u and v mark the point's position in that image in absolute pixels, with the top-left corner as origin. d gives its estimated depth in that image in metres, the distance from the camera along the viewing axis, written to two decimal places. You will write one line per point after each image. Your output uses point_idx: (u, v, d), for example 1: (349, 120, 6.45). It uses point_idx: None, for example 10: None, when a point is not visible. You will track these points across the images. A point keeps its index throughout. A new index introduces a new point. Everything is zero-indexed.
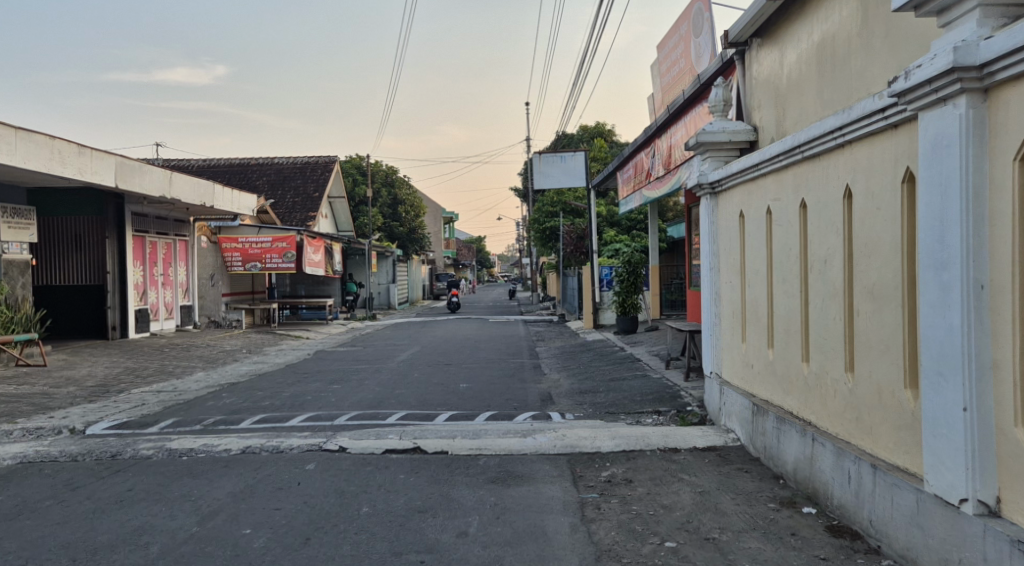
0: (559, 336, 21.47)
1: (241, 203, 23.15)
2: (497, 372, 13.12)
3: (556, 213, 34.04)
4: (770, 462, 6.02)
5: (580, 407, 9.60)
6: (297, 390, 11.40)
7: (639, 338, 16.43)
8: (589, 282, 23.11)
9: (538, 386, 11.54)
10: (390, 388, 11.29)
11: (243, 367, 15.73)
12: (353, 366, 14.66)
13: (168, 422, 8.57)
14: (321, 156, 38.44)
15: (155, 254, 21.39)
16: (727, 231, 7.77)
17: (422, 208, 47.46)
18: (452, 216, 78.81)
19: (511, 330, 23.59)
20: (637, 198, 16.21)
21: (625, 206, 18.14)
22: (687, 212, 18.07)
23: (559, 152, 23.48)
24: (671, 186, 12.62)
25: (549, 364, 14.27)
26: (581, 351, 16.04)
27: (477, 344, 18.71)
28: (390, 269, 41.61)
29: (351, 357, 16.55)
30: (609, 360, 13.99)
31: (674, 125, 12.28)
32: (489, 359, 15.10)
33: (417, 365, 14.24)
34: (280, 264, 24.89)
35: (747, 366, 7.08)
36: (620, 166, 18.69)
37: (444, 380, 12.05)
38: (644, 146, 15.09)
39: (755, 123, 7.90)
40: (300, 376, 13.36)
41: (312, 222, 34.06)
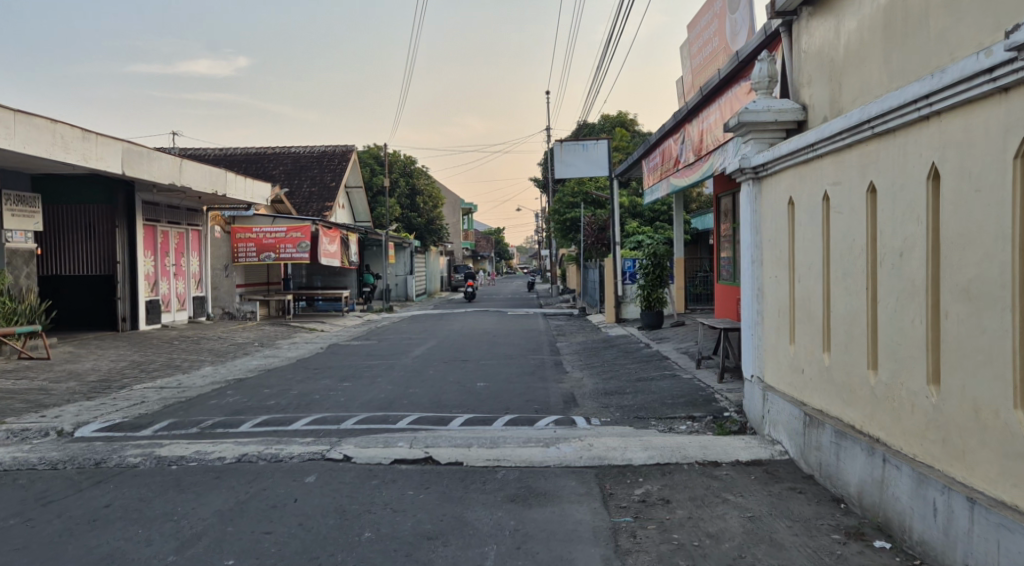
0: (581, 330, 20.78)
1: (255, 192, 22.61)
2: (517, 370, 12.46)
3: (577, 204, 33.31)
4: (827, 481, 5.32)
5: (606, 411, 8.91)
6: (306, 388, 10.79)
7: (666, 334, 15.69)
8: (611, 275, 22.37)
9: (560, 386, 10.86)
10: (403, 387, 10.66)
11: (253, 361, 15.16)
12: (366, 362, 14.04)
13: (163, 424, 7.96)
14: (338, 146, 37.86)
15: (166, 244, 20.87)
16: (772, 220, 7.05)
17: (440, 199, 46.79)
18: (471, 207, 78.14)
19: (531, 324, 22.91)
20: (664, 188, 15.49)
21: (650, 196, 17.43)
22: (714, 199, 17.50)
23: (581, 140, 22.76)
24: (703, 173, 11.89)
25: (571, 362, 13.58)
26: (604, 347, 15.35)
27: (495, 339, 18.04)
28: (408, 261, 41.09)
29: (365, 352, 15.94)
30: (635, 358, 13.27)
31: (707, 108, 11.55)
32: (508, 355, 14.43)
33: (432, 362, 13.59)
34: (294, 254, 24.24)
35: (795, 371, 6.37)
36: (645, 154, 17.97)
37: (460, 379, 11.39)
38: (672, 132, 14.37)
39: (804, 101, 7.15)
40: (311, 372, 12.76)
41: (329, 212, 33.55)
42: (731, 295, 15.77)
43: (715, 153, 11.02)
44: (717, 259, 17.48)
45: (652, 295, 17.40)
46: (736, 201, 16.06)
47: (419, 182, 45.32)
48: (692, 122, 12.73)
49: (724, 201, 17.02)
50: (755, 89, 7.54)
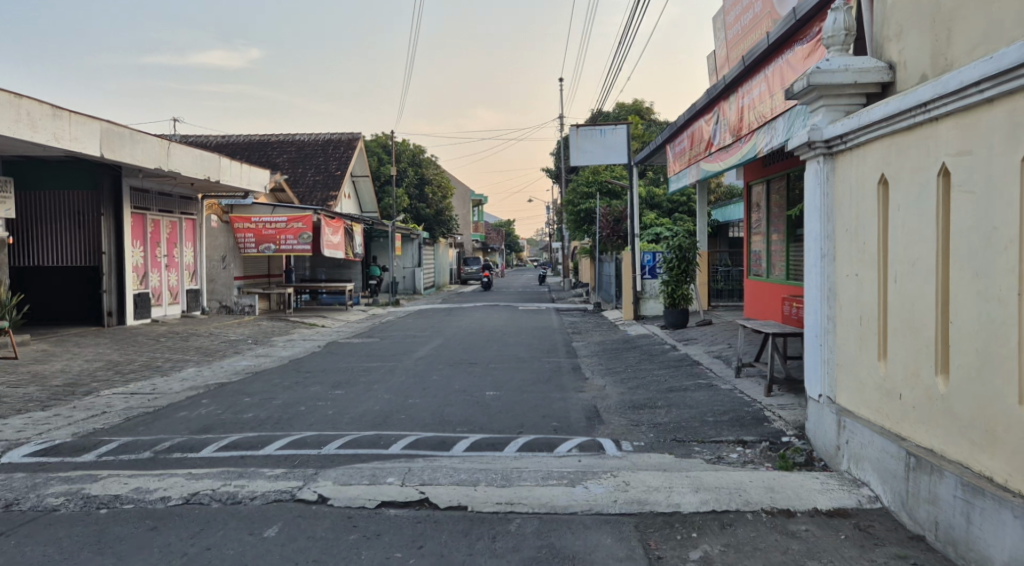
0: (597, 329, 19.44)
1: (252, 180, 21.37)
2: (531, 376, 11.14)
3: (592, 195, 31.93)
4: (954, 549, 4.04)
5: (637, 430, 7.58)
6: (293, 396, 9.52)
7: (692, 335, 14.36)
8: (630, 269, 21.01)
9: (581, 397, 9.52)
10: (400, 398, 9.37)
11: (242, 361, 13.87)
12: (364, 364, 12.76)
13: (113, 446, 6.65)
14: (344, 133, 36.55)
15: (157, 234, 19.64)
16: (849, 204, 5.72)
17: (450, 189, 45.49)
18: (481, 198, 76.81)
19: (544, 321, 21.63)
20: (694, 174, 14.13)
21: (677, 183, 16.07)
22: (744, 187, 16.16)
23: (599, 126, 21.40)
24: (741, 155, 10.56)
25: (591, 366, 12.27)
26: (625, 349, 14.03)
27: (507, 337, 16.71)
28: (415, 252, 39.80)
29: (365, 352, 14.68)
30: (661, 362, 11.94)
31: (749, 81, 10.19)
32: (520, 358, 13.10)
33: (437, 365, 12.29)
34: (295, 246, 23.14)
35: (885, 395, 5.07)
36: (670, 139, 16.61)
37: (467, 388, 10.08)
38: (704, 112, 13.02)
39: (889, 59, 5.82)
40: (303, 376, 11.49)
41: (333, 202, 32.32)
42: (767, 293, 14.43)
43: (759, 130, 9.70)
44: (748, 252, 16.11)
45: (677, 291, 16.04)
46: (770, 190, 14.70)
47: (428, 172, 44.04)
48: (729, 99, 11.38)
49: (755, 189, 15.67)
50: (827, 47, 6.21)
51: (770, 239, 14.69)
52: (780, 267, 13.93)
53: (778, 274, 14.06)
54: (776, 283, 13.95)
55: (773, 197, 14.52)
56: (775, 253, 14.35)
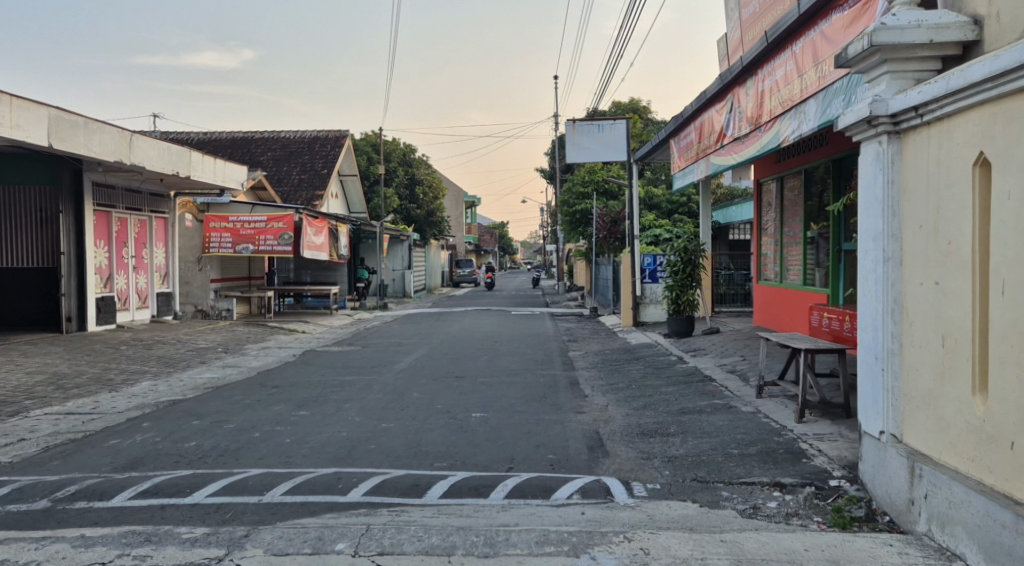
0: (594, 336, 18.23)
1: (229, 176, 20.08)
2: (523, 393, 9.93)
3: (588, 195, 30.76)
4: None
5: (649, 467, 6.37)
6: (249, 418, 8.30)
7: (700, 346, 13.17)
8: (628, 272, 19.80)
9: (581, 421, 8.31)
10: (372, 422, 8.15)
11: (206, 374, 12.60)
12: (338, 377, 11.53)
13: (6, 489, 5.41)
14: (330, 130, 35.28)
15: (124, 234, 18.37)
16: (922, 194, 4.52)
17: (441, 189, 44.27)
18: (475, 199, 75.55)
19: (537, 327, 20.45)
20: (702, 169, 12.94)
21: (683, 180, 14.90)
22: (753, 186, 15.01)
23: (597, 120, 20.22)
24: (761, 146, 9.35)
25: (590, 381, 11.06)
26: (626, 360, 12.82)
27: (497, 346, 15.49)
28: (405, 255, 38.56)
29: (342, 362, 13.45)
30: (668, 376, 10.74)
31: (771, 61, 9.01)
32: (512, 371, 11.89)
33: (418, 379, 11.08)
34: (274, 247, 21.99)
35: (983, 442, 3.94)
36: (675, 133, 15.43)
37: (449, 409, 8.87)
38: (716, 100, 11.84)
39: (973, 11, 4.61)
40: (268, 391, 10.26)
41: (319, 201, 31.06)
42: (781, 300, 13.29)
43: (783, 116, 8.51)
44: (757, 254, 14.95)
45: (682, 297, 14.82)
46: (784, 186, 13.54)
47: (419, 172, 42.78)
48: (746, 83, 10.16)
49: (766, 187, 14.51)
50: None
51: (784, 240, 13.56)
52: (797, 272, 12.79)
53: (794, 279, 12.94)
54: (792, 289, 12.82)
55: (787, 194, 13.37)
56: (790, 256, 13.21)
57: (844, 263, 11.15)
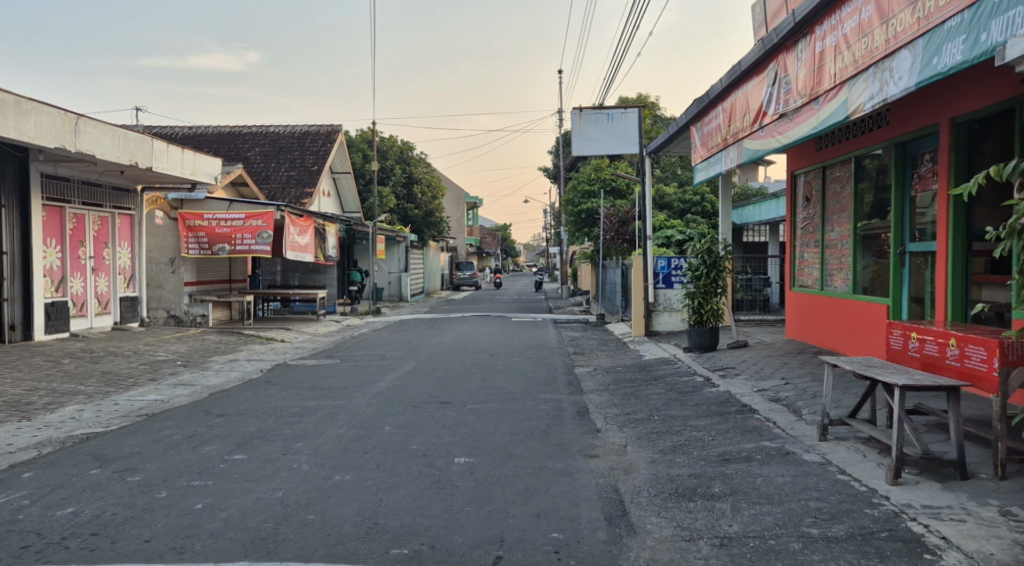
0: (603, 349, 16.36)
1: (200, 168, 18.18)
2: (520, 428, 8.07)
3: (594, 193, 28.91)
4: None
5: (694, 557, 4.52)
6: (168, 466, 6.47)
7: (729, 364, 11.31)
8: (640, 276, 18.00)
9: (593, 471, 6.46)
10: (323, 473, 6.29)
11: (149, 395, 10.74)
12: (303, 401, 9.70)
13: None
14: (323, 125, 33.41)
15: (81, 232, 16.53)
16: None
17: (439, 189, 42.45)
18: (477, 199, 73.67)
19: (540, 337, 18.58)
20: (732, 158, 11.07)
21: (707, 173, 13.03)
22: (785, 178, 13.15)
23: (606, 108, 18.30)
24: (820, 122, 7.54)
25: (603, 409, 9.19)
26: (644, 380, 10.96)
27: (494, 361, 13.64)
28: (401, 257, 36.75)
29: (313, 381, 11.60)
30: (696, 404, 8.87)
31: (836, 12, 7.24)
32: (508, 394, 10.04)
33: (396, 406, 9.22)
34: (252, 246, 20.36)
35: None
36: (694, 120, 13.59)
37: (427, 451, 7.02)
38: (752, 73, 10.00)
39: None
40: (209, 422, 8.40)
41: (308, 200, 29.24)
42: (825, 310, 11.42)
43: (857, 80, 6.71)
44: (789, 257, 13.10)
45: (706, 306, 12.94)
46: (827, 177, 11.67)
47: (417, 170, 40.90)
48: (796, 47, 8.33)
49: (802, 178, 12.65)
50: None
51: (824, 239, 11.70)
52: (844, 277, 10.93)
53: (840, 287, 11.07)
54: (839, 299, 10.94)
55: (831, 186, 11.50)
56: (833, 259, 11.35)
57: (909, 267, 9.33)
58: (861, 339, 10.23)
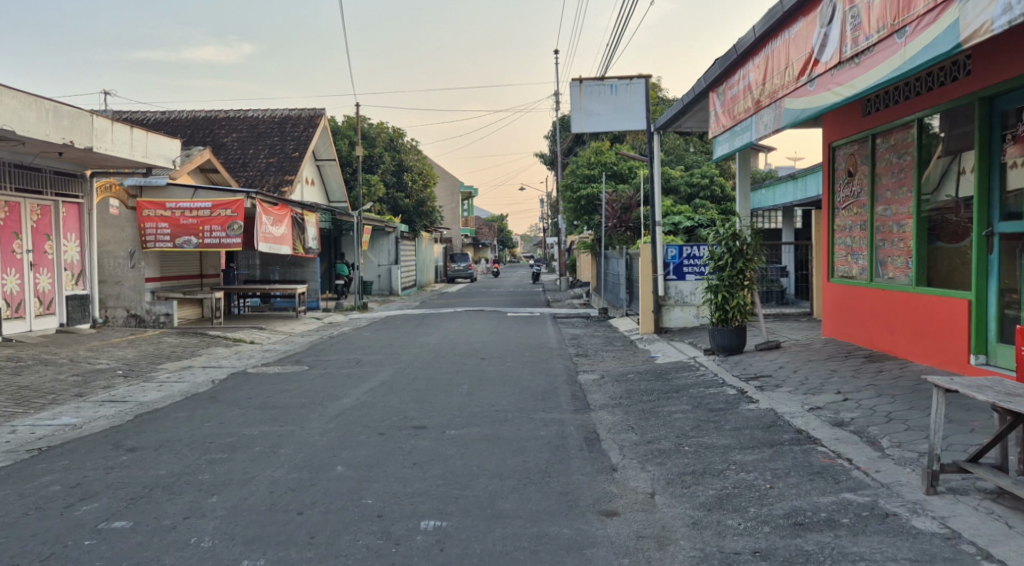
0: (609, 350, 14.49)
1: (153, 150, 16.23)
2: (512, 468, 6.19)
3: (594, 177, 27.02)
4: None
5: None
6: (12, 545, 4.60)
7: (764, 372, 9.42)
8: (647, 267, 16.20)
9: (613, 545, 4.58)
10: (228, 555, 4.42)
11: (60, 417, 8.83)
12: (244, 426, 7.82)
13: None
14: (305, 109, 31.37)
15: (16, 222, 14.78)
16: None
17: (431, 177, 40.53)
18: (472, 190, 71.80)
19: (537, 335, 16.70)
20: (768, 124, 9.00)
21: (728, 146, 10.89)
22: (822, 151, 11.20)
23: (609, 80, 16.37)
24: (908, 61, 5.73)
25: (616, 436, 7.30)
26: (667, 393, 9.04)
27: (484, 366, 11.77)
28: (391, 248, 34.86)
29: (266, 396, 9.71)
30: (736, 428, 6.99)
31: None
32: (497, 415, 8.16)
33: (358, 435, 7.34)
34: (222, 239, 18.48)
35: None
36: (714, 85, 11.47)
37: (383, 510, 5.14)
38: (798, 13, 8.03)
39: None
40: (108, 462, 6.51)
41: (288, 188, 27.32)
42: (879, 306, 9.50)
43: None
44: (826, 243, 11.18)
45: (731, 301, 11.02)
46: (878, 147, 9.73)
47: (407, 158, 38.86)
48: None
49: (843, 149, 10.70)
50: None
51: (875, 220, 9.77)
52: (904, 267, 9.03)
53: (899, 278, 9.15)
54: (898, 294, 9.06)
55: (883, 156, 9.56)
56: (888, 244, 9.44)
57: (998, 253, 7.47)
58: (931, 343, 8.34)
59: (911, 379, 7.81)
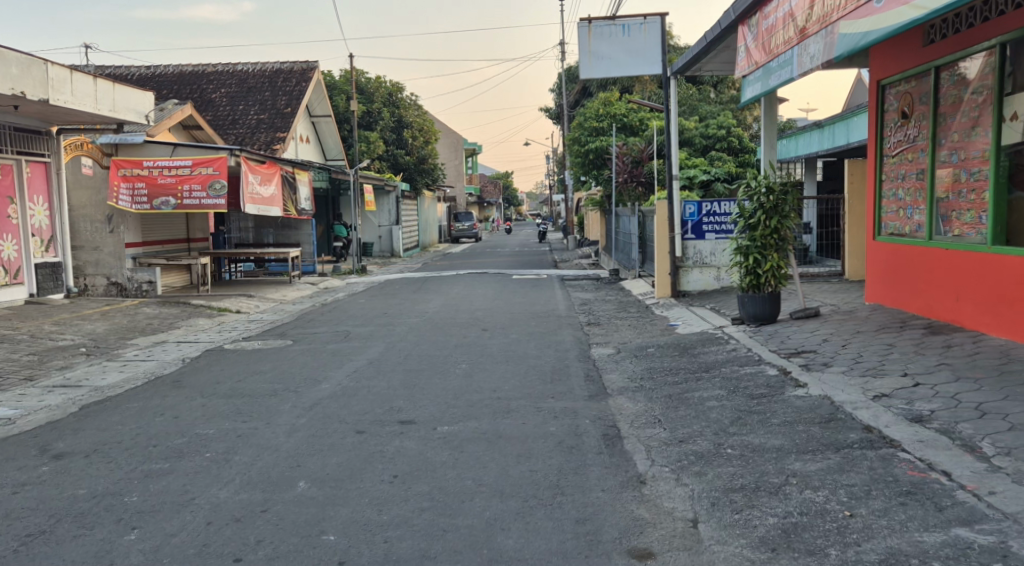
0: (622, 317, 13.27)
1: (120, 103, 14.94)
2: (515, 481, 5.00)
3: (602, 130, 25.56)
4: None
5: None
6: None
7: (807, 346, 8.16)
8: (663, 225, 14.90)
9: None
10: None
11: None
12: (199, 422, 6.63)
13: None
14: (297, 62, 29.77)
15: None
16: None
17: (433, 132, 38.98)
18: (476, 146, 70.04)
19: (544, 301, 15.48)
20: (816, 55, 7.59)
21: (760, 85, 9.44)
22: (869, 89, 9.84)
23: (620, 19, 14.87)
24: None
25: (641, 433, 6.08)
26: (695, 375, 7.80)
27: (485, 339, 10.56)
28: (393, 208, 33.49)
29: (237, 379, 8.52)
30: (786, 422, 5.74)
31: None
32: (499, 405, 6.96)
33: (332, 435, 6.13)
34: (203, 199, 17.11)
35: None
36: (746, 15, 9.97)
37: (348, 553, 3.98)
38: None
39: None
40: (23, 474, 5.35)
41: (280, 145, 25.94)
42: (942, 269, 8.21)
43: None
44: (871, 196, 9.87)
45: (764, 264, 9.74)
46: (942, 82, 8.36)
47: (407, 113, 37.24)
48: None
49: (896, 87, 9.34)
50: None
51: (936, 168, 8.45)
52: (977, 224, 7.73)
53: (969, 235, 7.85)
54: (968, 254, 7.76)
55: (949, 92, 8.21)
56: (955, 197, 8.13)
57: None
58: (1012, 314, 7.07)
59: (991, 358, 6.54)
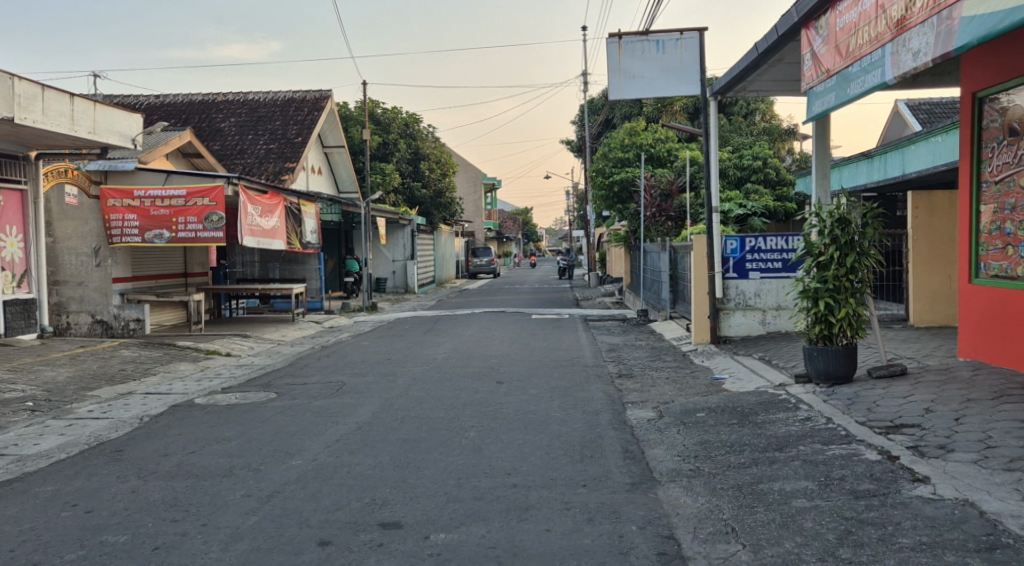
0: (656, 367, 11.58)
1: (103, 125, 13.59)
2: None
3: (629, 161, 24.06)
4: None
5: None
6: None
7: (906, 418, 6.42)
8: (701, 262, 13.25)
9: None
10: None
11: None
12: (114, 521, 4.99)
13: None
14: (309, 91, 28.60)
15: None
16: None
17: (451, 165, 37.70)
18: (495, 181, 68.82)
19: (567, 346, 13.79)
20: (921, 51, 5.97)
21: (834, 95, 7.80)
22: (961, 103, 8.21)
23: (655, 34, 13.37)
24: None
25: (710, 553, 4.38)
26: (766, 456, 6.06)
27: (498, 396, 8.90)
28: (407, 242, 32.01)
29: (191, 450, 6.88)
30: (925, 554, 4.03)
31: None
32: (513, 498, 5.29)
33: (284, 548, 4.48)
34: (199, 233, 15.67)
35: None
36: (812, 16, 8.40)
37: None
38: None
39: None
40: None
41: (288, 176, 24.58)
42: None
43: None
44: (966, 232, 8.17)
45: (837, 311, 8.05)
46: None
47: (424, 145, 35.95)
48: None
49: (998, 98, 7.70)
50: None
51: None
52: None
53: None
54: None
55: None
56: None
57: None
58: None
59: None
